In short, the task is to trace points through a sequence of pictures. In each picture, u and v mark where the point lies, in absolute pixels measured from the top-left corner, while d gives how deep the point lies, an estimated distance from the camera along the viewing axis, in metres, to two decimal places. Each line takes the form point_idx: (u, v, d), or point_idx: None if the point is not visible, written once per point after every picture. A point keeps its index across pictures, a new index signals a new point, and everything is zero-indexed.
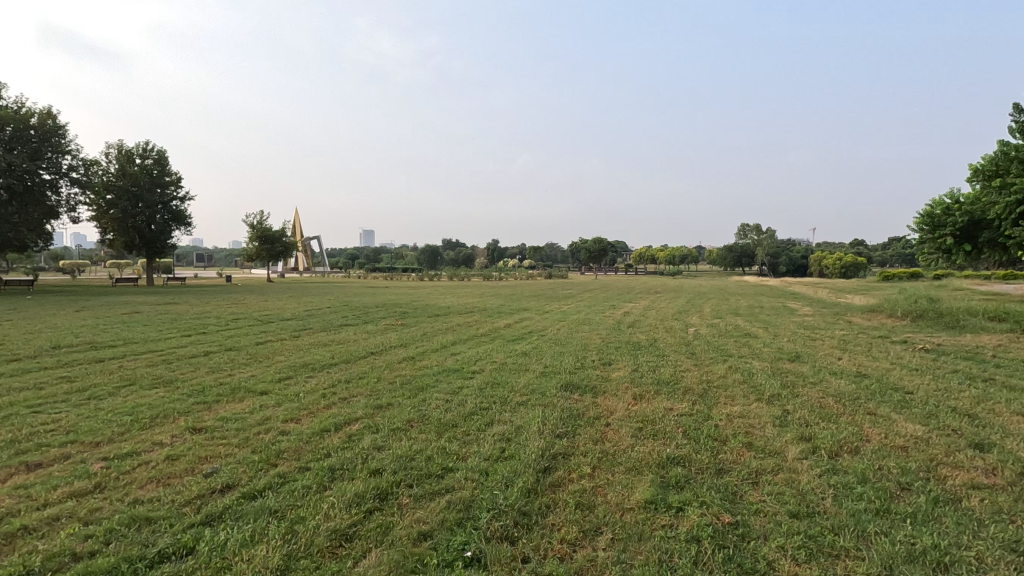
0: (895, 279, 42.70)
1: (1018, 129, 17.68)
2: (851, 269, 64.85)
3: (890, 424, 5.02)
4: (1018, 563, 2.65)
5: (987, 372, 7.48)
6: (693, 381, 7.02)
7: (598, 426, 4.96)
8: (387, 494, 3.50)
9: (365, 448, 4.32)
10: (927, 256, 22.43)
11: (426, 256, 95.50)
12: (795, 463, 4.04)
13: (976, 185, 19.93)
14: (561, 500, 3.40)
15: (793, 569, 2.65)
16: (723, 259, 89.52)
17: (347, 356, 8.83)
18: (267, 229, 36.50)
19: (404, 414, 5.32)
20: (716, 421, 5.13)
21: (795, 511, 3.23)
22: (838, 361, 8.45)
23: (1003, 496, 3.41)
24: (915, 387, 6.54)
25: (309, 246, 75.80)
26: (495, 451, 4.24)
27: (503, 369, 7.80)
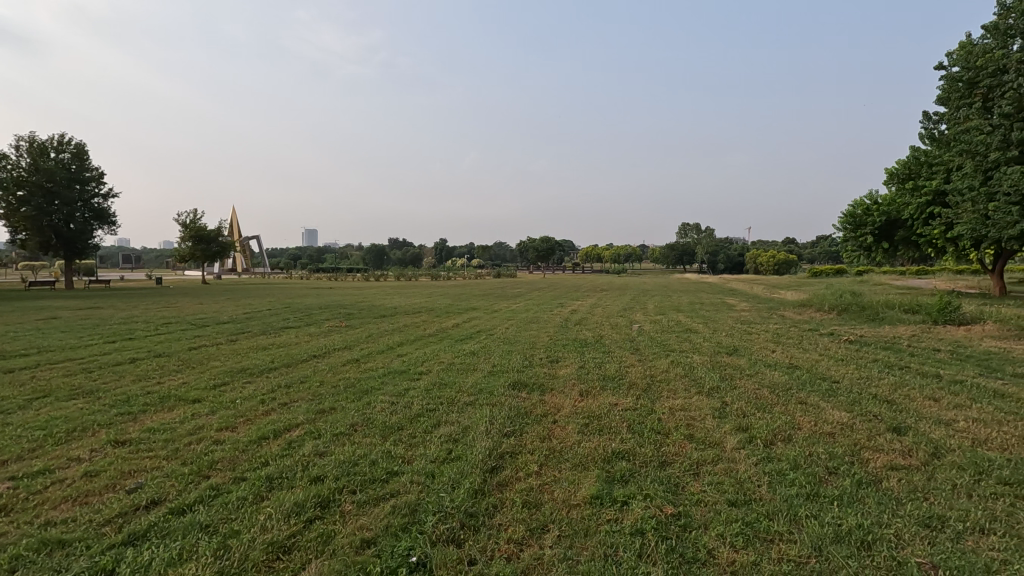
0: (821, 276, 45.57)
1: (928, 135, 19.21)
2: (783, 266, 68.81)
3: (819, 412, 5.31)
4: (931, 537, 2.85)
5: (903, 360, 8.08)
6: (637, 376, 7.19)
7: (546, 424, 4.99)
8: (328, 501, 3.38)
9: (306, 455, 4.16)
10: (850, 254, 24.00)
11: (373, 255, 93.72)
12: (733, 453, 4.19)
13: (892, 187, 21.47)
14: (508, 499, 3.38)
15: (731, 555, 2.73)
16: (666, 258, 92.57)
17: (288, 359, 8.49)
18: (201, 228, 34.65)
19: (347, 418, 5.17)
20: (659, 415, 5.27)
21: (733, 499, 3.35)
22: (772, 354, 8.89)
23: (918, 476, 3.67)
24: (841, 376, 6.96)
25: (248, 246, 72.74)
26: (442, 453, 4.18)
27: (451, 369, 7.72)
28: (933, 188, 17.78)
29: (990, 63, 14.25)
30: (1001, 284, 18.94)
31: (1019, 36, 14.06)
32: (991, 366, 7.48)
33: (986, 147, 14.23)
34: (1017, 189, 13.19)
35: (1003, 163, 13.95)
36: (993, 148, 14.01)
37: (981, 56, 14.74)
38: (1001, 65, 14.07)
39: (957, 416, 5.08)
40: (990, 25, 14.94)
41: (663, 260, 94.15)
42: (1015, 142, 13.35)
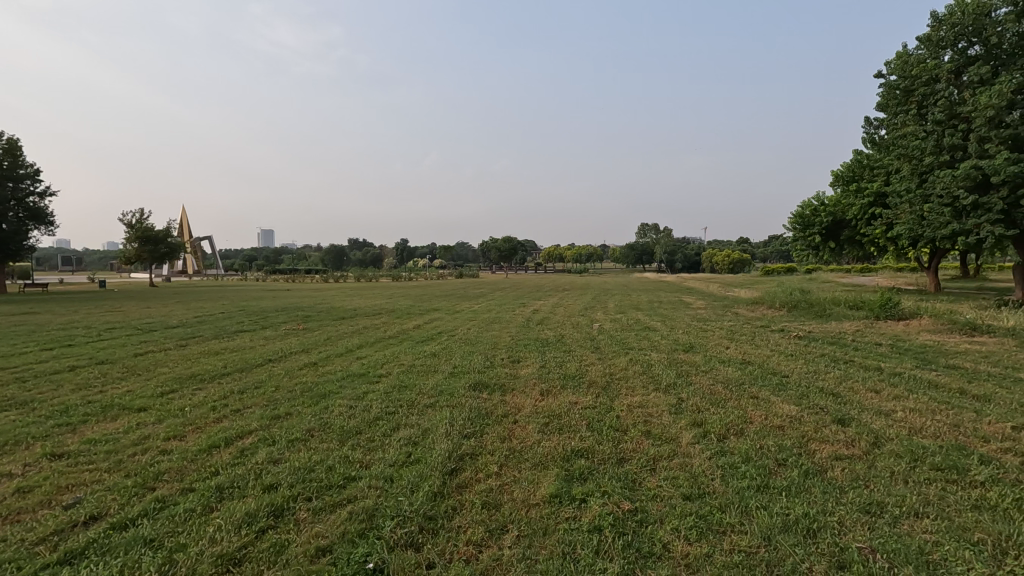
0: (773, 274, 47.32)
1: (869, 140, 20.20)
2: (737, 265, 71.14)
3: (770, 406, 5.51)
4: (872, 523, 2.99)
5: (848, 354, 8.47)
6: (597, 374, 7.28)
7: (506, 424, 5.00)
8: (282, 510, 3.28)
9: (259, 463, 4.03)
10: (800, 253, 25.01)
11: (332, 256, 91.91)
12: (688, 448, 4.30)
13: (837, 189, 22.47)
14: (467, 500, 3.37)
15: (686, 548, 2.80)
16: (627, 258, 94.24)
17: (241, 364, 8.22)
18: (148, 228, 33.15)
19: (303, 423, 5.04)
20: (617, 412, 5.35)
21: (687, 493, 3.43)
22: (726, 350, 9.18)
23: (860, 464, 3.85)
24: (790, 371, 7.24)
25: (199, 247, 70.11)
26: (401, 456, 4.13)
27: (411, 371, 7.64)
28: (874, 190, 18.72)
29: (924, 72, 15.12)
30: (936, 280, 20.09)
31: (950, 47, 14.94)
32: (926, 358, 7.94)
33: (921, 151, 15.08)
34: (949, 191, 14.04)
35: (936, 167, 14.82)
36: (928, 153, 14.88)
37: (915, 66, 15.65)
38: (934, 74, 15.01)
39: (895, 407, 5.37)
40: (923, 36, 15.80)
41: (623, 259, 95.78)
42: (947, 147, 14.20)
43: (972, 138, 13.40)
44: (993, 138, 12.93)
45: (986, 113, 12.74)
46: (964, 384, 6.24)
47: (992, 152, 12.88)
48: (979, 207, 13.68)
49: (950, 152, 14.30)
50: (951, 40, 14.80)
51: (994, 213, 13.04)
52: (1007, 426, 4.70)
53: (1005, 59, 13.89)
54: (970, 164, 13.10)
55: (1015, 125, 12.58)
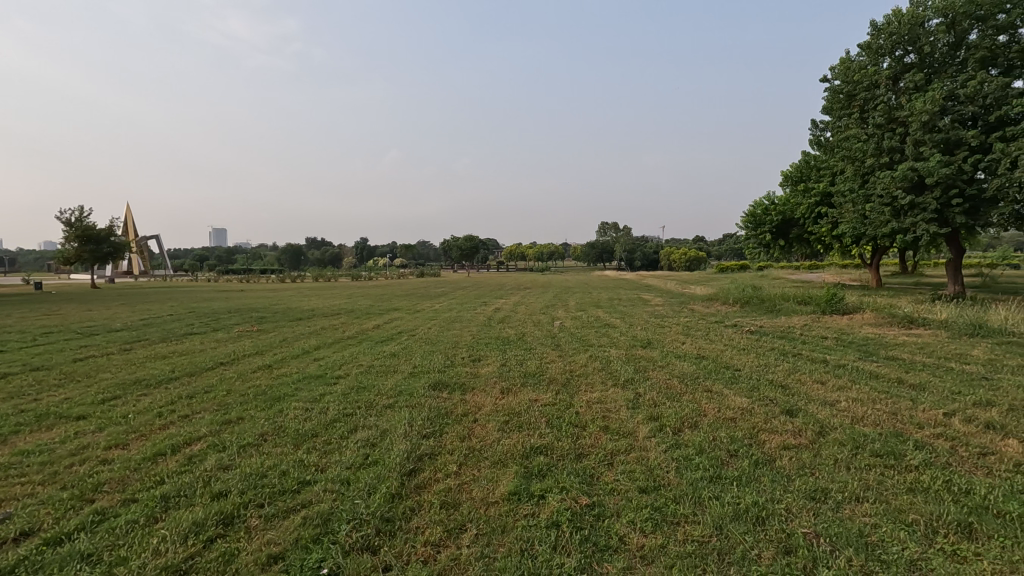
0: (728, 271, 48.77)
1: (816, 141, 21.07)
2: (693, 263, 73.12)
3: (723, 399, 5.68)
4: (816, 508, 3.12)
5: (797, 348, 8.82)
6: (557, 371, 7.33)
7: (466, 423, 4.97)
8: (232, 518, 3.17)
9: (208, 470, 3.88)
10: (753, 249, 25.89)
11: (289, 255, 89.04)
12: (645, 442, 4.38)
13: (786, 189, 23.35)
14: (426, 501, 3.34)
15: (641, 540, 2.86)
16: (588, 256, 95.38)
17: (191, 368, 7.90)
18: (89, 228, 31.42)
19: (256, 428, 4.88)
20: (576, 409, 5.40)
21: (643, 486, 3.50)
22: (682, 345, 9.43)
23: (806, 453, 4.01)
24: (742, 364, 7.49)
25: (145, 247, 66.99)
26: (358, 458, 4.05)
27: (370, 372, 7.51)
28: (821, 189, 19.58)
29: (865, 78, 15.85)
30: (878, 276, 21.07)
31: (888, 55, 15.73)
32: (868, 350, 8.36)
33: (863, 153, 15.84)
34: (888, 191, 14.80)
35: (877, 168, 15.60)
36: (869, 154, 15.64)
37: (857, 72, 16.39)
38: (874, 80, 15.75)
39: (839, 397, 5.62)
40: (864, 43, 16.54)
41: (584, 257, 96.91)
42: (887, 149, 14.96)
43: (908, 141, 14.16)
44: (927, 141, 13.71)
45: (921, 118, 13.48)
46: (901, 374, 6.61)
47: (926, 154, 13.65)
48: (915, 206, 14.48)
49: (888, 154, 15.07)
50: (889, 48, 15.55)
51: (928, 213, 13.85)
52: (939, 412, 4.99)
53: (938, 67, 14.71)
54: (907, 165, 13.85)
55: (946, 130, 13.37)
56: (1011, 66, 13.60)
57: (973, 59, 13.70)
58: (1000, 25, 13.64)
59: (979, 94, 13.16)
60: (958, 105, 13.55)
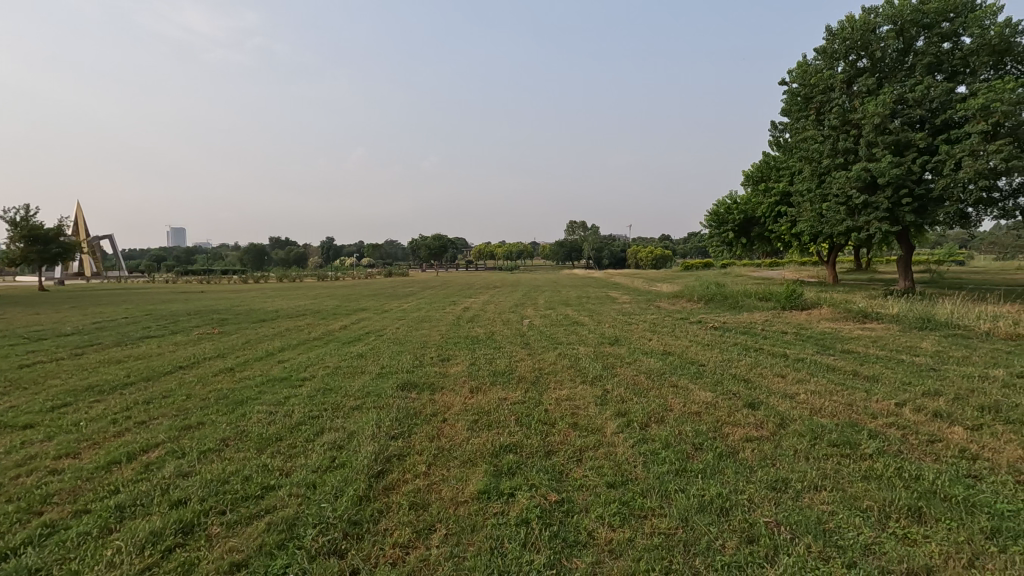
0: (692, 269, 49.76)
1: (775, 142, 21.67)
2: (660, 261, 74.42)
3: (688, 393, 5.80)
4: (777, 497, 3.22)
5: (758, 342, 9.08)
6: (526, 370, 7.35)
7: (435, 423, 4.94)
8: (192, 526, 3.07)
9: (167, 477, 3.75)
10: (716, 248, 26.52)
11: (251, 255, 86.57)
12: (612, 437, 4.44)
13: (748, 189, 23.97)
14: (394, 502, 3.30)
15: (609, 535, 2.89)
16: (556, 255, 95.92)
17: (148, 372, 7.61)
18: (36, 228, 29.92)
19: (217, 432, 4.74)
20: (546, 406, 5.43)
21: (611, 481, 3.54)
22: (649, 341, 9.60)
23: (768, 445, 4.13)
24: (707, 360, 7.66)
25: (97, 247, 64.16)
26: (325, 461, 3.97)
27: (337, 373, 7.38)
28: (780, 189, 20.19)
29: (821, 82, 16.39)
30: (834, 273, 21.79)
31: (842, 59, 16.30)
32: (825, 344, 8.67)
33: (820, 154, 16.40)
34: (844, 191, 15.37)
35: (833, 169, 16.18)
36: (825, 155, 16.20)
37: (814, 76, 16.94)
38: (830, 84, 16.30)
39: (799, 390, 5.81)
40: (820, 48, 17.09)
41: (553, 256, 97.44)
42: (842, 150, 15.53)
43: (862, 143, 14.73)
44: (879, 143, 14.30)
45: (873, 121, 14.04)
46: (856, 367, 6.89)
47: (878, 155, 14.23)
48: (868, 206, 15.08)
49: (843, 155, 15.64)
50: (844, 53, 16.12)
51: (880, 212, 14.45)
52: (891, 403, 5.20)
53: (888, 72, 15.33)
54: (861, 166, 14.41)
55: (897, 132, 13.97)
56: (955, 72, 14.28)
57: (920, 65, 14.33)
58: (945, 33, 14.30)
59: (926, 98, 13.79)
60: (907, 108, 14.16)
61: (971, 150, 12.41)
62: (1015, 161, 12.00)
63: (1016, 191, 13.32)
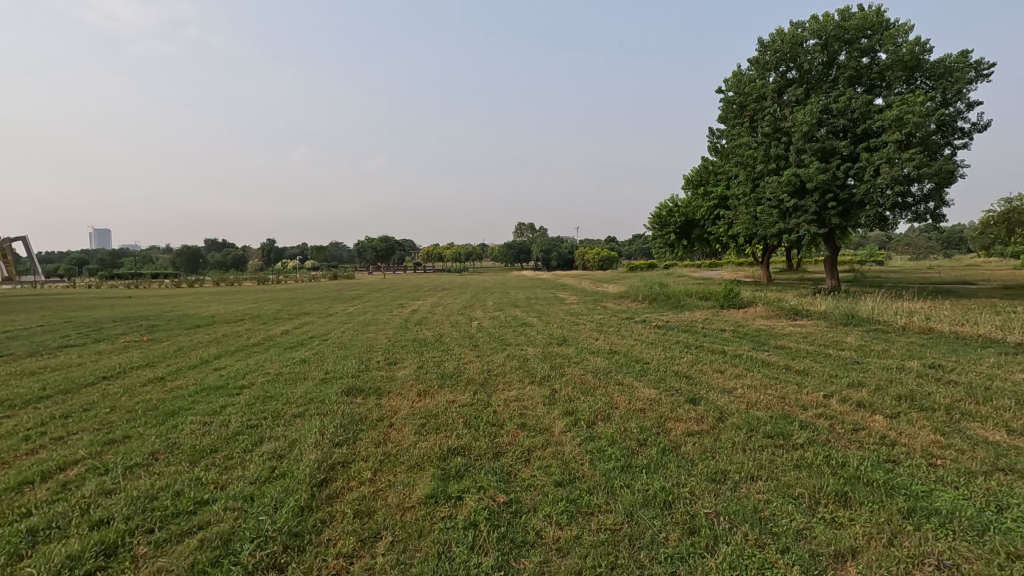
0: (638, 270, 51.06)
1: (713, 148, 22.57)
2: (607, 262, 76.03)
3: (633, 391, 5.94)
4: (717, 489, 3.34)
5: (699, 340, 9.41)
6: (474, 371, 7.33)
7: (381, 428, 4.83)
8: (115, 547, 2.87)
9: (88, 496, 3.48)
10: (659, 248, 27.40)
11: (186, 258, 82.12)
12: (560, 436, 4.48)
13: (688, 192, 24.85)
14: (338, 511, 3.21)
15: (557, 533, 2.91)
16: (505, 256, 96.21)
17: (66, 384, 7.05)
18: None
19: (145, 446, 4.45)
20: (494, 408, 5.43)
21: (559, 480, 3.57)
22: (596, 341, 9.78)
23: (708, 438, 4.29)
24: (651, 358, 7.87)
25: (9, 250, 59.13)
26: (264, 472, 3.81)
27: (278, 380, 7.09)
28: (718, 193, 21.07)
29: (754, 91, 17.16)
30: (768, 273, 22.90)
31: (773, 70, 17.14)
32: (761, 341, 9.09)
33: (754, 160, 17.22)
34: (776, 195, 16.21)
35: (766, 174, 17.03)
36: (759, 161, 17.02)
37: (748, 84, 17.73)
38: (762, 94, 17.10)
39: (736, 385, 6.07)
40: (753, 59, 17.89)
41: (502, 258, 97.72)
42: (774, 157, 16.37)
43: (791, 150, 15.58)
44: (807, 150, 15.19)
45: (802, 129, 14.91)
46: (789, 361, 7.26)
47: (806, 162, 15.10)
48: (798, 209, 15.98)
49: (775, 161, 16.50)
50: (774, 64, 16.97)
51: (809, 215, 15.33)
52: (820, 395, 5.52)
53: (814, 83, 16.29)
54: (791, 172, 15.26)
55: (822, 140, 14.89)
56: (873, 85, 15.34)
57: (843, 78, 15.30)
58: (863, 49, 15.34)
59: (848, 109, 14.76)
60: (832, 118, 15.09)
61: (887, 158, 13.40)
62: (924, 169, 13.03)
63: (927, 197, 14.43)
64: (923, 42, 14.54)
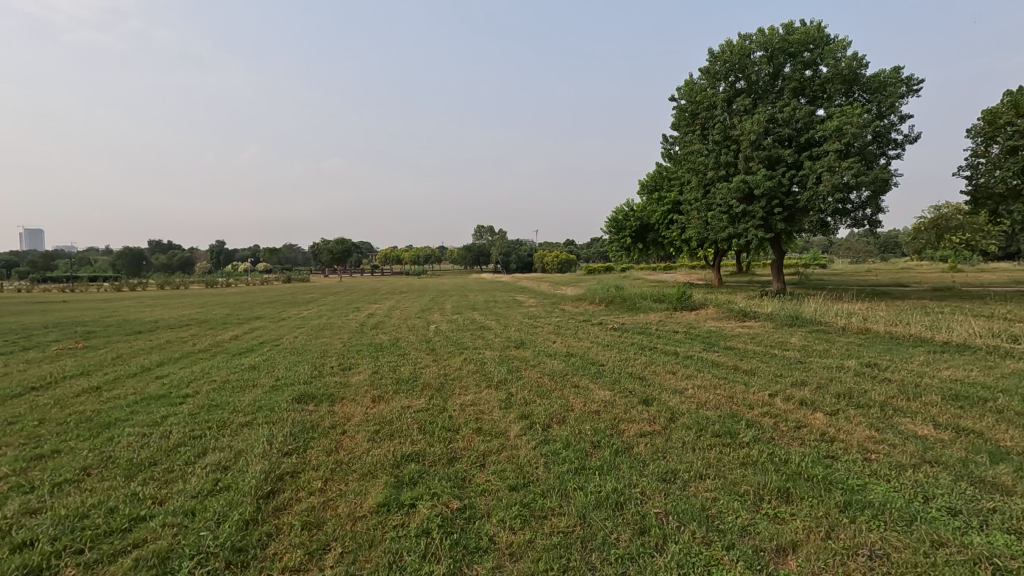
0: (597, 273, 51.87)
1: (667, 154, 23.17)
2: (566, 265, 76.95)
3: (589, 393, 6.02)
4: (666, 489, 3.41)
5: (653, 342, 9.63)
6: (431, 376, 7.24)
7: (333, 436, 4.71)
8: (38, 572, 2.68)
9: (10, 517, 3.24)
10: (616, 252, 27.91)
11: (128, 260, 78.13)
12: (515, 440, 4.49)
13: (643, 197, 25.42)
14: (286, 523, 3.10)
15: (510, 538, 2.91)
16: (465, 259, 95.90)
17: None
18: None
19: (77, 461, 4.19)
20: (450, 412, 5.39)
21: (513, 484, 3.57)
22: (553, 344, 9.86)
23: (660, 438, 4.38)
24: (607, 360, 7.99)
25: None
26: (207, 485, 3.65)
27: (226, 388, 6.82)
28: (672, 198, 21.64)
29: (705, 100, 17.70)
30: (719, 276, 23.70)
31: (723, 80, 17.72)
32: (712, 342, 9.38)
33: (705, 166, 17.76)
34: (726, 201, 16.77)
35: (716, 180, 17.59)
36: (710, 168, 17.56)
37: (699, 93, 18.27)
38: (712, 103, 17.66)
39: (688, 385, 6.23)
40: (704, 68, 18.45)
41: (462, 261, 97.39)
42: (724, 164, 16.93)
43: (740, 157, 16.16)
44: (755, 158, 15.78)
45: (750, 138, 15.49)
46: (739, 362, 7.50)
47: (754, 169, 15.70)
48: (747, 215, 16.58)
49: (725, 168, 17.09)
50: (724, 74, 17.55)
51: (756, 220, 15.94)
52: (766, 394, 5.73)
53: (761, 93, 16.92)
54: (740, 178, 15.82)
55: (769, 148, 15.51)
56: (815, 96, 16.09)
57: (787, 89, 15.98)
58: (806, 62, 16.09)
59: (793, 119, 15.43)
60: (777, 127, 15.75)
61: (829, 166, 14.09)
62: (862, 177, 13.78)
63: (865, 204, 15.23)
64: (860, 57, 15.37)
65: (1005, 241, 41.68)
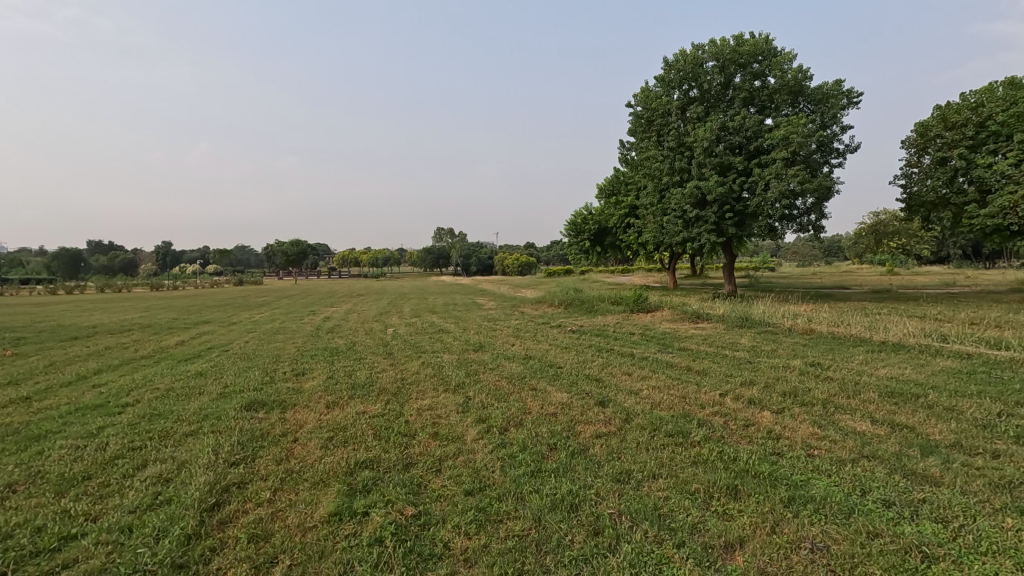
0: (557, 275, 52.35)
1: (624, 158, 23.59)
2: (526, 267, 77.39)
3: (546, 395, 6.05)
4: (620, 489, 3.46)
5: (610, 343, 9.79)
6: (388, 381, 7.13)
7: (284, 444, 4.57)
8: None
9: None
10: (574, 254, 28.24)
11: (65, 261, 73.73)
12: (472, 444, 4.46)
13: (601, 201, 25.81)
14: (231, 537, 2.99)
15: (465, 543, 2.89)
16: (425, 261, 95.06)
17: None
18: None
19: (1, 477, 3.91)
20: (406, 417, 5.31)
21: (469, 489, 3.55)
22: (512, 346, 9.88)
23: (615, 439, 4.45)
24: (564, 362, 8.05)
25: None
26: (147, 499, 3.47)
27: (170, 396, 6.52)
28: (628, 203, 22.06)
29: (661, 107, 18.12)
30: (674, 279, 24.34)
31: (677, 88, 18.19)
32: (666, 343, 9.60)
33: (660, 172, 18.16)
34: (680, 206, 17.20)
35: (671, 186, 18.01)
36: (665, 173, 17.97)
37: (655, 100, 18.69)
38: (667, 110, 18.11)
39: (642, 386, 6.35)
40: (659, 77, 18.89)
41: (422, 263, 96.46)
42: (678, 169, 17.37)
43: (693, 164, 16.60)
44: (707, 164, 16.25)
45: (703, 144, 15.97)
46: (692, 362, 7.70)
47: (707, 175, 16.18)
48: (700, 219, 17.05)
49: (679, 174, 17.51)
50: (678, 82, 18.02)
51: (709, 225, 16.42)
52: (717, 393, 5.89)
53: (713, 102, 17.45)
54: (693, 184, 16.25)
55: (720, 155, 16.02)
56: (763, 106, 16.73)
57: (738, 98, 16.54)
58: (755, 73, 16.73)
59: (743, 128, 16.00)
60: (729, 135, 16.28)
61: (777, 174, 14.68)
62: (807, 184, 14.43)
63: (809, 210, 15.94)
64: (804, 70, 16.09)
65: (935, 245, 44.50)
